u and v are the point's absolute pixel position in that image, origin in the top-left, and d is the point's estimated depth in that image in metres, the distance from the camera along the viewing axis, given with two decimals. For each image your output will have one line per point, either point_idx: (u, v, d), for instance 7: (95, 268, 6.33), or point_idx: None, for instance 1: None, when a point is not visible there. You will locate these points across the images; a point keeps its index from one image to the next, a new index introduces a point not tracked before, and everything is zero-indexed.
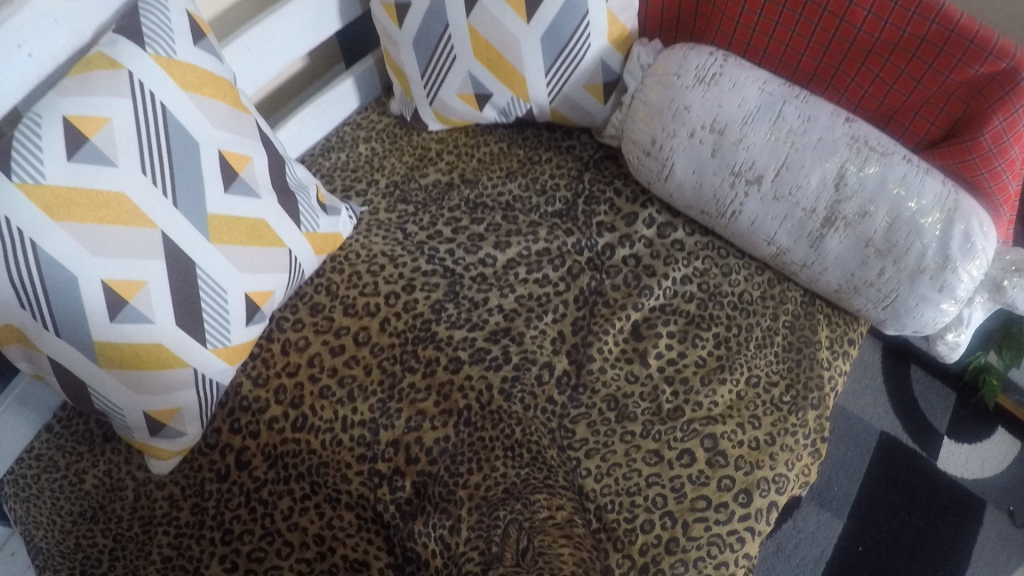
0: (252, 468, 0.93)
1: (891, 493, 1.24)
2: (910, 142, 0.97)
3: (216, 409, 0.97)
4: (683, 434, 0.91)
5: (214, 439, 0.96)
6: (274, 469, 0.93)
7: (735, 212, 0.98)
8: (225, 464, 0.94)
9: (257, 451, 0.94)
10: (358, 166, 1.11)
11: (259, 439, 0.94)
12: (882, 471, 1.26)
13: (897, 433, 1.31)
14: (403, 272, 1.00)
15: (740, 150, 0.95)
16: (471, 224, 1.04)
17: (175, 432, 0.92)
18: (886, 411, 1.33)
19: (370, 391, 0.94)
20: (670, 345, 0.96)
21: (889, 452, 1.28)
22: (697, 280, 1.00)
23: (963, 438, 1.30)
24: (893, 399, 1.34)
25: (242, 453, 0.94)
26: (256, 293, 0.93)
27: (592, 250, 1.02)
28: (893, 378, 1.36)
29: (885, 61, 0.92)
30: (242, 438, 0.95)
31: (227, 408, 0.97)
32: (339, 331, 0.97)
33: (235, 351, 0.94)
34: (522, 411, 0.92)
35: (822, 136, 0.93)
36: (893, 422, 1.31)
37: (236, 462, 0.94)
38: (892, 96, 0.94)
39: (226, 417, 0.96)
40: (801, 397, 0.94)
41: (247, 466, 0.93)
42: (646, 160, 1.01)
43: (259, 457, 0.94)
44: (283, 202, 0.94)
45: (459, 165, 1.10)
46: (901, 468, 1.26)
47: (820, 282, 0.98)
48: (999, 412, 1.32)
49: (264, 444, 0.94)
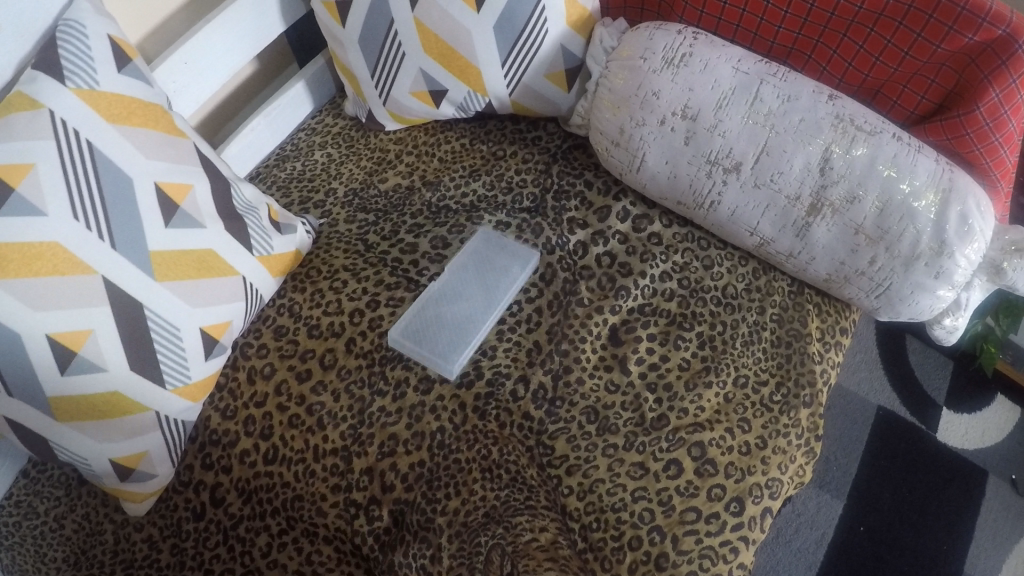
0: (229, 505, 0.90)
1: (891, 470, 1.25)
2: (900, 117, 0.91)
3: (187, 444, 0.93)
4: (668, 444, 0.87)
5: (187, 476, 0.92)
6: (248, 505, 0.89)
7: (713, 202, 0.92)
8: (200, 502, 0.91)
9: (231, 487, 0.90)
10: (313, 176, 1.09)
11: (232, 474, 0.91)
12: (880, 448, 1.27)
13: (895, 406, 1.32)
14: (367, 287, 0.97)
15: (717, 137, 0.88)
16: (434, 228, 1.01)
17: (145, 474, 0.88)
18: (883, 384, 1.34)
19: (339, 415, 0.91)
20: (650, 349, 0.92)
21: (886, 427, 1.29)
22: (676, 276, 0.95)
23: (963, 409, 1.31)
24: (889, 371, 1.36)
25: (217, 489, 0.91)
26: (212, 327, 0.88)
27: (563, 249, 0.97)
28: (888, 351, 1.38)
29: (869, 30, 0.86)
30: (214, 473, 0.91)
31: (198, 442, 0.93)
32: (304, 355, 0.94)
33: (197, 388, 0.90)
34: (497, 430, 0.89)
35: (803, 117, 0.85)
36: (891, 396, 1.33)
37: (211, 499, 0.90)
38: (878, 68, 0.88)
39: (198, 452, 0.93)
40: (792, 395, 0.90)
41: (223, 503, 0.90)
42: (614, 150, 0.95)
43: (234, 493, 0.90)
44: (230, 228, 0.89)
45: (420, 166, 1.08)
46: (899, 443, 1.28)
47: (808, 271, 0.92)
48: (998, 377, 1.33)
49: (237, 478, 0.90)
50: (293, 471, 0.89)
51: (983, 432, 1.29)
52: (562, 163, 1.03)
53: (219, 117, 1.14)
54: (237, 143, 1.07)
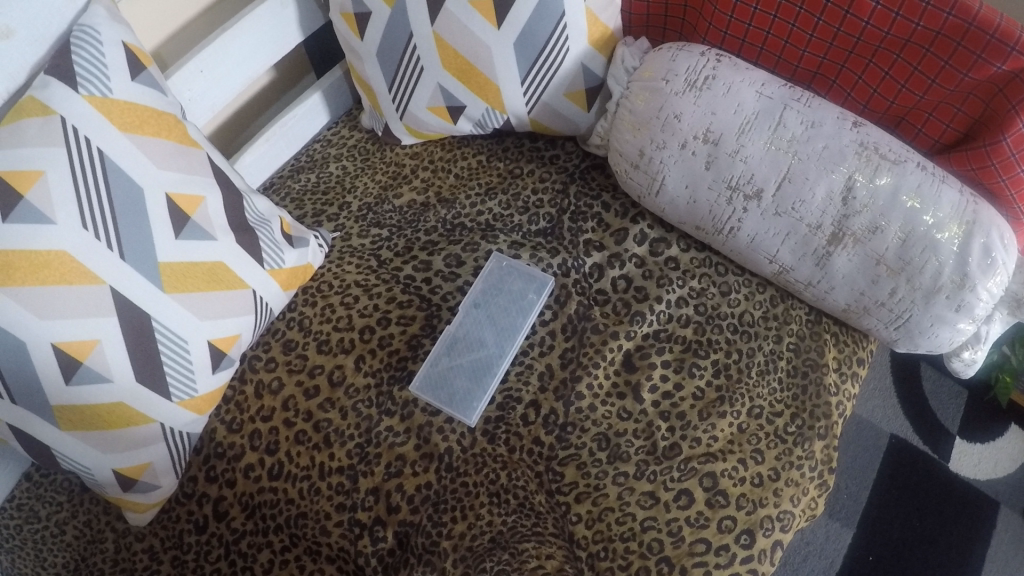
0: (231, 519, 0.88)
1: (902, 501, 1.23)
2: (925, 145, 0.89)
3: (191, 456, 0.92)
4: (680, 474, 0.85)
5: (191, 488, 0.91)
6: (252, 520, 0.88)
7: (733, 228, 0.90)
8: (203, 515, 0.89)
9: (234, 501, 0.89)
10: (328, 189, 1.08)
11: (235, 488, 0.89)
12: (892, 478, 1.25)
13: (908, 435, 1.29)
14: (378, 303, 0.96)
15: (738, 163, 0.86)
16: (448, 245, 1.00)
17: (148, 485, 0.86)
18: (896, 413, 1.32)
19: (346, 433, 0.89)
20: (665, 377, 0.90)
21: (898, 456, 1.27)
22: (693, 302, 0.94)
23: (978, 438, 1.28)
24: (903, 400, 1.33)
25: (220, 503, 0.89)
26: (220, 340, 0.87)
27: (579, 271, 0.97)
28: (902, 379, 1.35)
29: (896, 57, 0.84)
30: (218, 487, 0.90)
31: (203, 455, 0.92)
32: (313, 370, 0.93)
33: (203, 401, 0.88)
34: (507, 454, 0.88)
35: (826, 145, 0.84)
36: (904, 424, 1.30)
37: (214, 512, 0.89)
38: (904, 95, 0.86)
39: (202, 465, 0.91)
40: (807, 427, 0.88)
41: (225, 517, 0.88)
42: (633, 172, 0.94)
43: (237, 508, 0.89)
44: (241, 240, 0.88)
45: (436, 182, 1.06)
46: (911, 473, 1.26)
47: (828, 301, 0.90)
48: (1012, 409, 1.30)
49: (241, 493, 0.89)
50: (298, 488, 0.88)
51: (997, 462, 1.26)
52: (579, 183, 1.02)
53: (230, 128, 1.13)
54: (251, 152, 1.06)
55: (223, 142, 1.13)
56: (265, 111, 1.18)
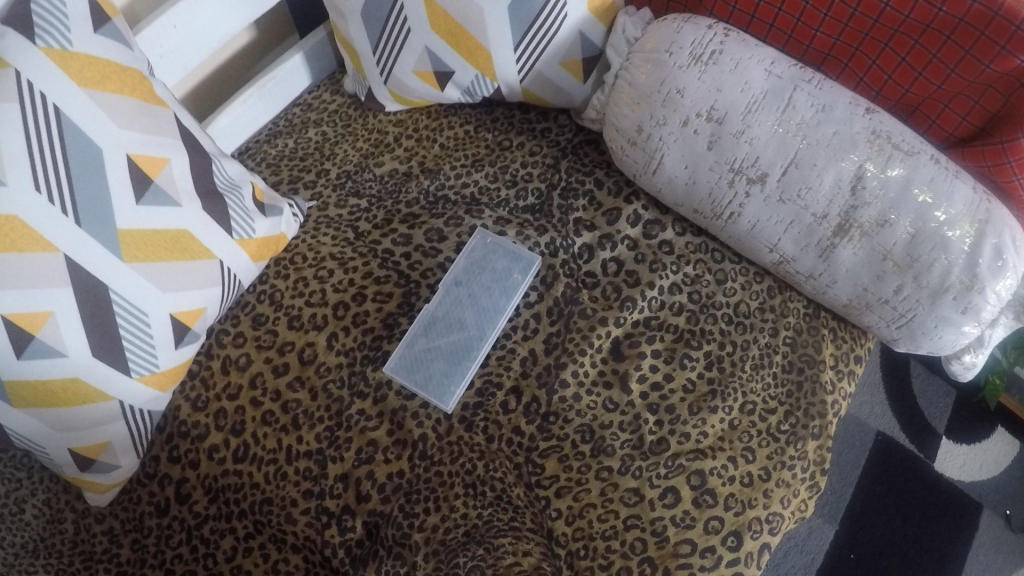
0: (194, 503, 0.84)
1: (885, 498, 1.20)
2: (938, 137, 0.84)
3: (154, 434, 0.87)
4: (667, 471, 0.81)
5: (153, 468, 0.85)
6: (215, 505, 0.83)
7: (733, 213, 0.85)
8: (164, 497, 0.84)
9: (197, 483, 0.84)
10: (306, 155, 1.02)
11: (199, 470, 0.84)
12: (876, 475, 1.22)
13: (895, 433, 1.26)
14: (354, 278, 0.90)
15: (743, 144, 0.81)
16: (430, 219, 0.94)
17: (106, 466, 0.81)
18: (884, 409, 1.28)
19: (316, 416, 0.85)
20: (654, 367, 0.86)
21: (884, 454, 1.24)
22: (687, 289, 0.89)
23: (964, 439, 1.25)
24: (891, 397, 1.29)
25: (182, 485, 0.84)
26: (183, 314, 0.81)
27: (567, 252, 0.91)
28: (890, 374, 1.31)
29: (914, 42, 0.79)
30: (181, 468, 0.85)
31: (166, 433, 0.86)
32: (283, 347, 0.87)
33: (165, 378, 0.83)
34: (485, 443, 0.83)
35: (837, 130, 0.79)
36: (891, 422, 1.27)
37: (176, 495, 0.84)
38: (920, 84, 0.81)
39: (165, 444, 0.86)
40: (801, 425, 0.84)
41: (188, 500, 0.84)
42: (630, 149, 0.89)
43: (200, 490, 0.84)
44: (208, 207, 0.82)
45: (419, 152, 1.00)
46: (896, 471, 1.22)
47: (829, 296, 0.86)
48: (1000, 411, 1.27)
49: (204, 475, 0.84)
50: (264, 471, 0.83)
51: (981, 464, 1.23)
52: (571, 159, 0.96)
53: (207, 90, 1.07)
54: (227, 114, 1.01)
55: (198, 105, 1.07)
56: (244, 73, 1.12)
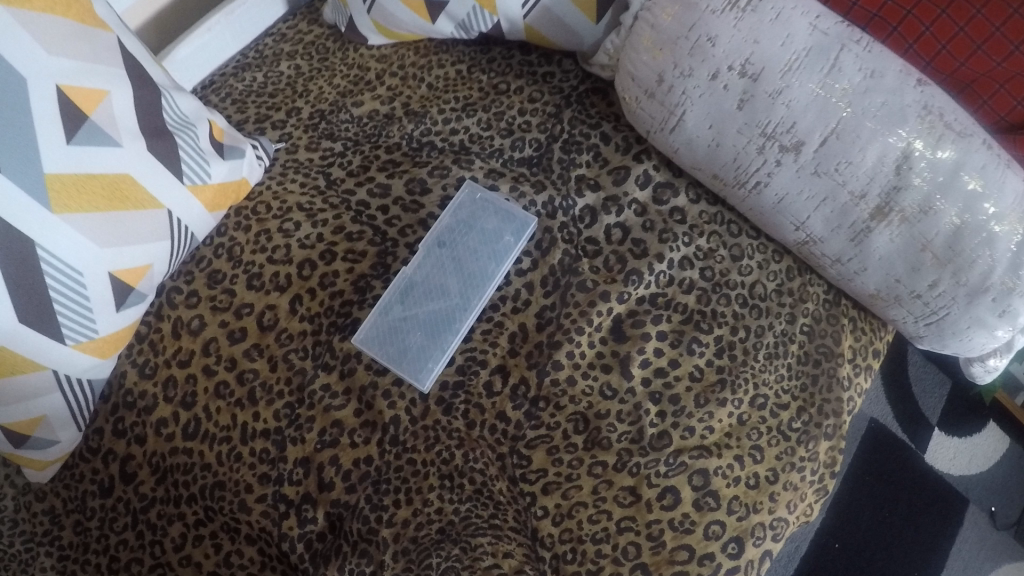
0: (139, 483, 0.75)
1: (874, 489, 1.11)
2: (988, 120, 0.74)
3: (97, 404, 0.77)
4: (668, 469, 0.73)
5: (96, 442, 0.76)
6: (163, 486, 0.74)
7: (759, 183, 0.76)
8: (108, 475, 0.75)
9: (144, 462, 0.75)
10: (277, 91, 0.91)
11: (145, 446, 0.75)
12: (867, 465, 1.13)
13: (887, 420, 1.16)
14: (323, 233, 0.79)
15: (779, 105, 0.72)
16: (412, 168, 0.83)
17: (44, 440, 0.72)
18: (879, 394, 1.18)
19: (275, 390, 0.75)
20: (659, 351, 0.76)
21: (874, 442, 1.14)
22: (698, 265, 0.79)
23: (952, 432, 1.15)
24: (887, 382, 1.19)
25: (127, 462, 0.75)
26: (124, 272, 0.70)
27: (567, 214, 0.81)
28: (889, 361, 1.21)
29: (975, 10, 0.69)
30: (126, 443, 0.76)
31: (111, 404, 0.77)
32: (240, 310, 0.77)
33: (107, 343, 0.73)
34: (465, 430, 0.74)
35: (886, 100, 0.70)
36: (884, 409, 1.17)
37: (121, 473, 0.75)
38: (976, 58, 0.70)
39: (110, 416, 0.77)
40: (813, 424, 0.77)
41: (133, 480, 0.75)
42: (646, 102, 0.78)
43: (146, 470, 0.75)
44: (154, 147, 0.70)
45: (405, 92, 0.89)
46: (888, 462, 1.13)
47: (854, 282, 0.78)
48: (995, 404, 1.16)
49: (151, 452, 0.75)
50: (216, 451, 0.74)
51: (968, 459, 1.13)
52: (576, 107, 0.85)
53: (169, 17, 0.97)
54: (190, 43, 0.91)
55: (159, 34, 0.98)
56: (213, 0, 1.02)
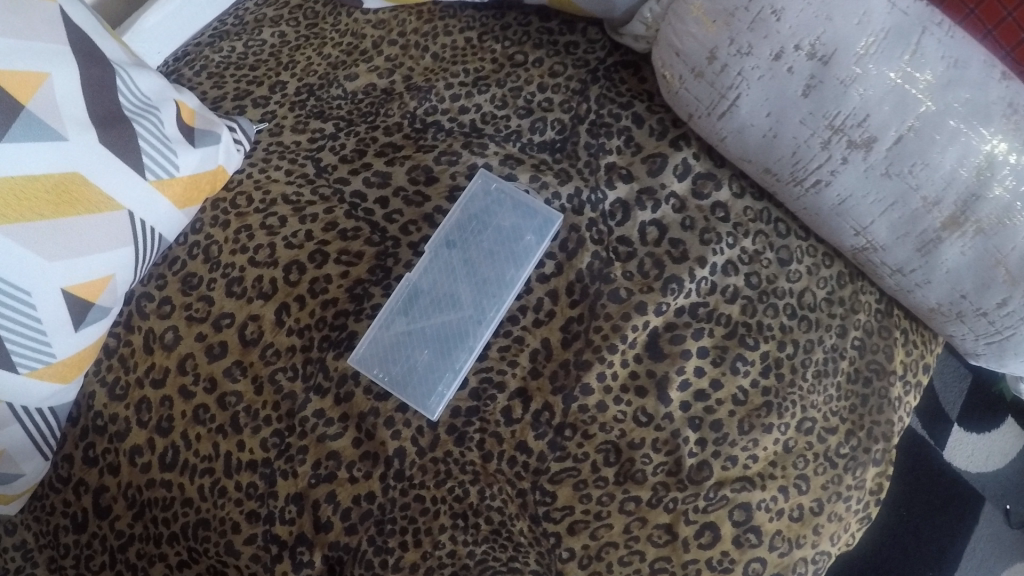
0: (115, 518, 0.66)
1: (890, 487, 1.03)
2: None
3: (66, 427, 0.69)
4: (707, 503, 0.64)
5: (65, 471, 0.68)
6: (141, 523, 0.66)
7: (819, 182, 0.67)
8: (81, 509, 0.67)
9: (119, 494, 0.66)
10: (258, 62, 0.82)
11: (120, 477, 0.66)
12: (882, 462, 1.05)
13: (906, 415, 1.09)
14: (313, 231, 0.70)
15: (852, 94, 0.62)
16: (416, 153, 0.74)
17: (7, 475, 0.64)
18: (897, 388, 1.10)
19: (262, 415, 0.65)
20: (699, 370, 0.67)
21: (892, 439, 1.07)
22: (743, 270, 0.70)
23: (971, 428, 1.07)
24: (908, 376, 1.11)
25: (101, 495, 0.67)
26: (79, 286, 0.60)
27: (595, 209, 0.71)
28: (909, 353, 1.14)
29: None
30: (99, 473, 0.67)
31: (81, 427, 0.68)
32: (219, 321, 0.67)
33: (68, 367, 0.64)
34: (480, 463, 0.65)
35: (971, 96, 0.60)
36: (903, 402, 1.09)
37: (95, 507, 0.67)
38: None
39: (79, 441, 0.68)
40: (862, 449, 0.69)
41: (108, 515, 0.66)
42: (692, 82, 0.68)
43: (122, 503, 0.66)
44: (108, 138, 0.60)
45: (406, 63, 0.80)
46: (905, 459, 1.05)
47: (914, 294, 0.70)
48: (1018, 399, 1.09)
49: (126, 484, 0.66)
50: (198, 485, 0.64)
51: (988, 454, 1.06)
52: (603, 84, 0.76)
53: None
54: (157, 12, 0.82)
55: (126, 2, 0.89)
56: None
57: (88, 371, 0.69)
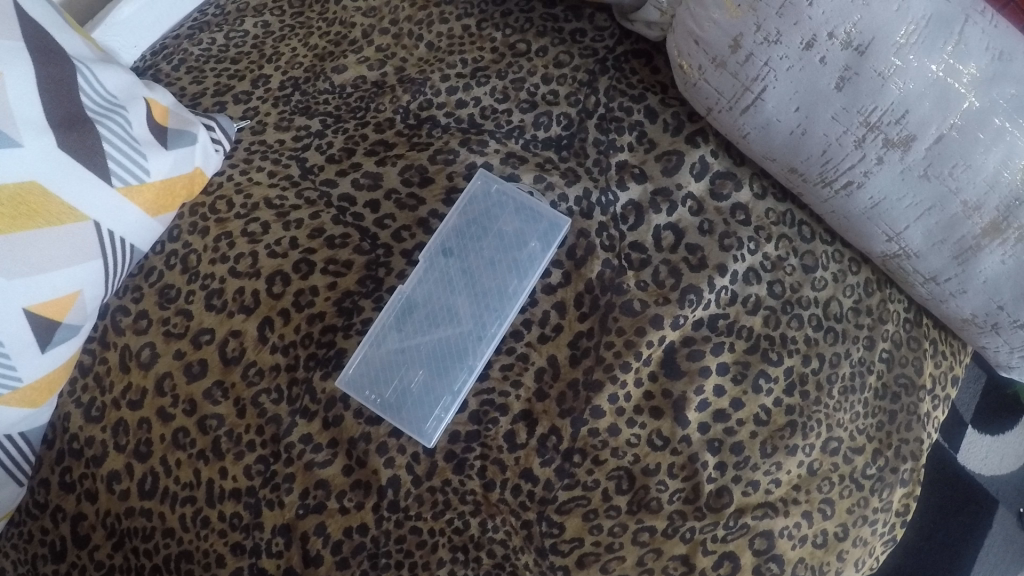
0: (95, 548, 0.62)
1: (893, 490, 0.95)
2: None
3: (41, 450, 0.63)
4: (726, 532, 0.59)
5: (42, 497, 0.63)
6: (121, 554, 0.61)
7: (850, 183, 0.61)
8: (59, 537, 0.62)
9: (98, 522, 0.62)
10: (240, 55, 0.76)
11: (98, 505, 0.61)
12: None
13: None
14: (298, 238, 0.65)
15: (891, 88, 0.56)
16: (409, 152, 0.69)
17: None
18: None
19: (245, 440, 0.60)
20: (719, 389, 0.62)
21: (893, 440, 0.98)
22: (766, 278, 0.65)
23: (986, 429, 0.96)
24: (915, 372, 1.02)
25: (80, 522, 0.62)
26: (43, 306, 0.54)
27: (606, 212, 0.66)
28: None
29: None
30: (77, 500, 0.62)
31: (57, 450, 0.63)
32: (199, 337, 0.62)
33: (36, 391, 0.58)
34: (481, 492, 0.60)
35: (1018, 92, 0.54)
36: None
37: (73, 536, 0.62)
38: None
39: (55, 465, 0.63)
40: (888, 469, 0.64)
41: (88, 544, 0.62)
42: (713, 72, 0.62)
43: (101, 532, 0.61)
44: (68, 142, 0.54)
45: (399, 53, 0.75)
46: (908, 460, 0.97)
47: (947, 304, 0.65)
48: None
49: (105, 512, 0.61)
50: (179, 514, 0.60)
51: (1003, 455, 0.95)
52: (613, 74, 0.71)
53: None
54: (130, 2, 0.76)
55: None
56: None
57: (62, 390, 0.63)
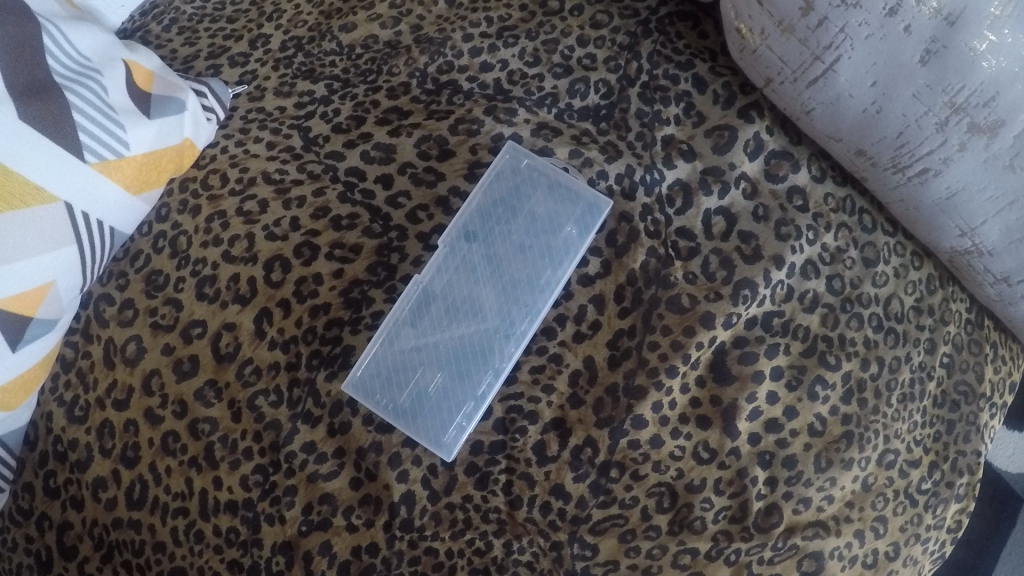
0: (83, 560, 0.54)
1: None
2: None
3: (23, 452, 0.56)
4: (774, 554, 0.53)
5: (26, 503, 0.55)
6: (108, 568, 0.54)
7: (926, 171, 0.54)
8: (45, 546, 0.55)
9: (84, 533, 0.54)
10: (237, 13, 0.68)
11: (83, 513, 0.54)
12: None
13: None
14: (301, 219, 0.57)
15: (982, 66, 0.48)
16: (426, 121, 0.61)
17: None
18: None
19: (242, 447, 0.53)
20: (772, 396, 0.55)
21: None
22: (825, 272, 0.58)
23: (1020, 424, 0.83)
24: None
25: (65, 532, 0.55)
26: (12, 301, 0.47)
27: (651, 192, 0.59)
28: None
29: None
30: (61, 507, 0.55)
31: (39, 452, 0.56)
32: (190, 330, 0.55)
33: (10, 394, 0.50)
34: (506, 510, 0.54)
35: None
36: None
37: (59, 546, 0.55)
38: None
39: (38, 469, 0.55)
40: (944, 484, 0.58)
41: (75, 555, 0.54)
42: (778, 38, 0.54)
43: (88, 543, 0.54)
44: (31, 112, 0.46)
45: (415, 9, 0.67)
46: None
47: (1017, 307, 0.59)
48: None
49: (91, 522, 0.54)
50: (171, 527, 0.53)
51: None
52: (657, 38, 0.63)
53: None
54: None
55: None
56: None
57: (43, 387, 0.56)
